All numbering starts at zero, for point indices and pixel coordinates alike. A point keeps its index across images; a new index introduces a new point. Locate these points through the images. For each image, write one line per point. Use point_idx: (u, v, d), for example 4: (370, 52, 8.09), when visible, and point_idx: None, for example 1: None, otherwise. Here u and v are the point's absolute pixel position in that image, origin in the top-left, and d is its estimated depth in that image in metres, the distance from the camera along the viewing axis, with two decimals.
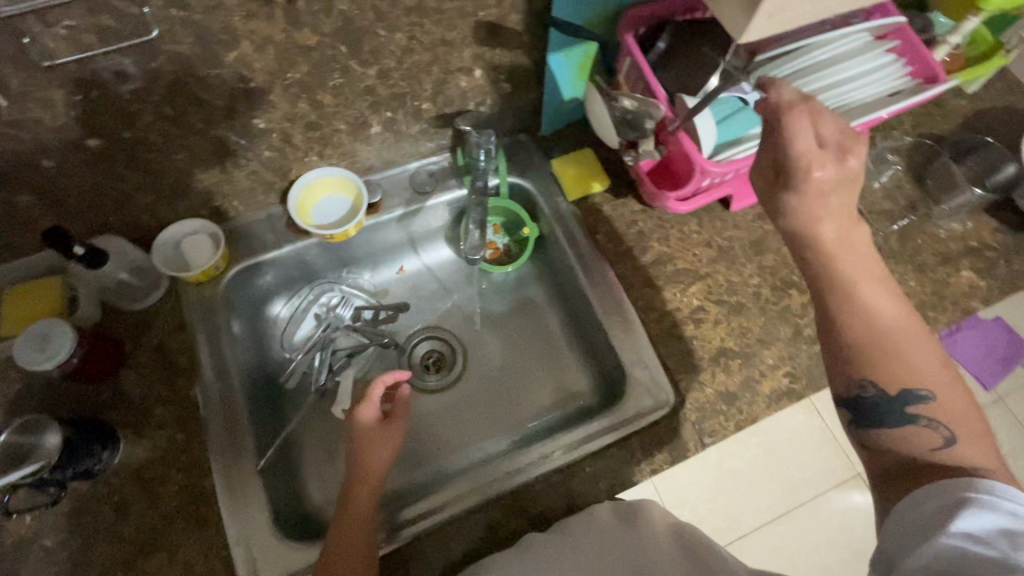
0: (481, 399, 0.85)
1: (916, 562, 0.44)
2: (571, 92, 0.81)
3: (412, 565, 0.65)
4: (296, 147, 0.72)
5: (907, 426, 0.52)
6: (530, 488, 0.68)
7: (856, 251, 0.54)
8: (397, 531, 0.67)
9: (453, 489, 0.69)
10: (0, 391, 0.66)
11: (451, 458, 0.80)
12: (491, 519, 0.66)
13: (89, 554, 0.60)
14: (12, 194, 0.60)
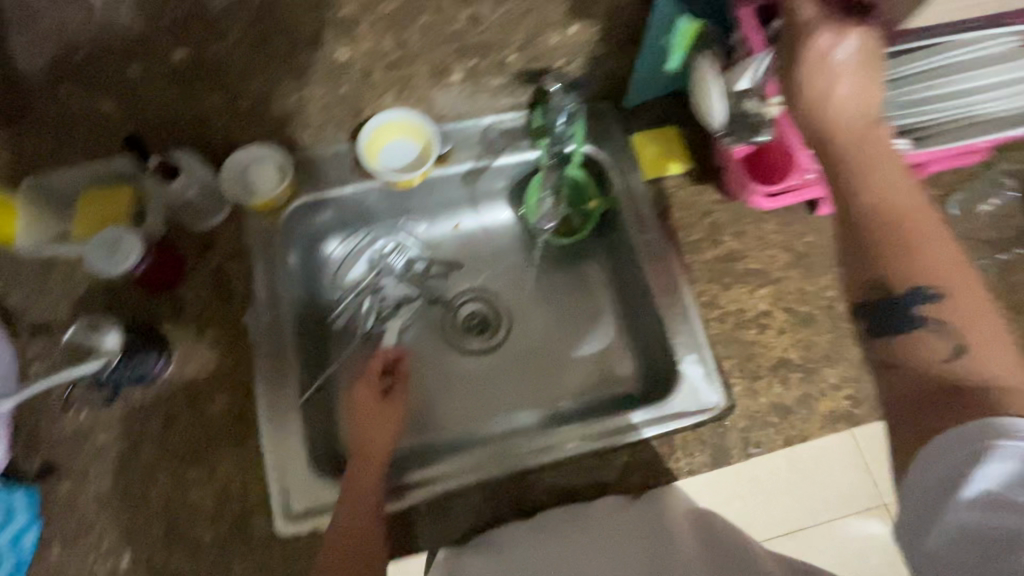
0: (516, 370, 0.83)
1: (937, 540, 0.38)
2: (669, 62, 0.75)
3: (416, 527, 0.64)
4: (374, 85, 0.69)
5: (918, 333, 0.44)
6: (545, 475, 0.67)
7: (879, 146, 0.48)
8: (401, 492, 0.66)
9: (466, 460, 0.68)
10: (68, 289, 0.68)
11: (478, 425, 0.79)
12: (500, 498, 0.66)
13: (136, 455, 0.63)
14: (98, 96, 0.60)
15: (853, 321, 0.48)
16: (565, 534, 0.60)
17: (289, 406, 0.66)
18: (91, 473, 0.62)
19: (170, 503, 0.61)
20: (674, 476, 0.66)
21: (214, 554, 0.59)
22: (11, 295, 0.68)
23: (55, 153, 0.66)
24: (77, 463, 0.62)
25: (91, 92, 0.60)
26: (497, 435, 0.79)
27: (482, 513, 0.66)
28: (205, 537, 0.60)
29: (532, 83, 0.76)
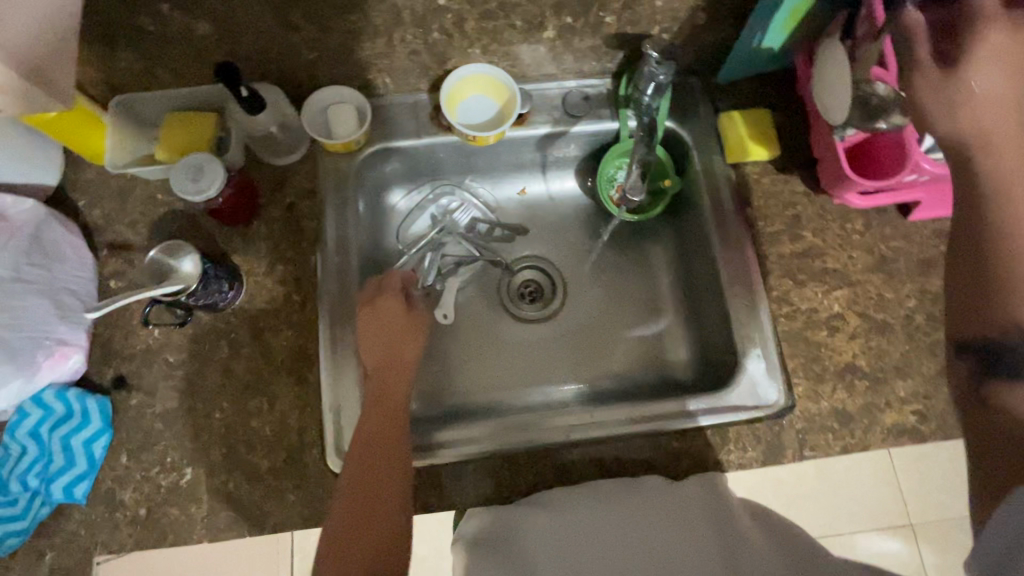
0: (563, 344, 0.82)
1: None
2: (770, 40, 0.71)
3: (444, 486, 0.64)
4: (464, 35, 0.67)
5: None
6: (573, 451, 0.66)
7: None
8: (431, 450, 0.66)
9: (492, 426, 0.68)
10: (147, 210, 0.69)
11: (517, 393, 0.78)
12: (524, 469, 0.65)
13: (203, 379, 0.65)
14: (196, 19, 0.60)
15: (956, 366, 0.42)
16: (586, 513, 0.59)
17: (349, 349, 0.67)
18: (159, 390, 0.64)
19: (231, 428, 0.63)
20: (723, 468, 0.65)
21: (269, 481, 0.62)
22: (93, 210, 0.69)
23: (146, 74, 0.66)
24: (146, 379, 0.64)
25: (187, 15, 0.59)
26: (535, 406, 0.78)
27: (509, 475, 0.65)
28: (262, 464, 0.62)
29: (624, 48, 0.73)
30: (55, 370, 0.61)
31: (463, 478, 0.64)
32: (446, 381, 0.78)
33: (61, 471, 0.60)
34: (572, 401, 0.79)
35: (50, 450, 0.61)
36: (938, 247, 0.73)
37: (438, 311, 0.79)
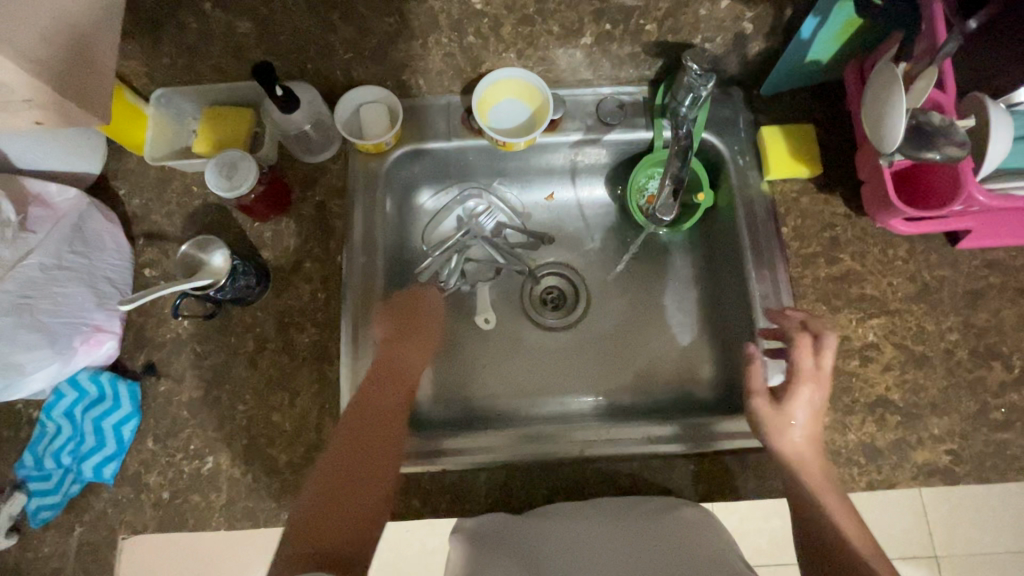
0: (584, 354, 0.81)
1: None
2: (817, 53, 0.68)
3: (444, 490, 0.64)
4: (500, 39, 0.66)
5: None
6: (586, 467, 0.66)
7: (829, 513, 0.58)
8: (437, 454, 0.66)
9: (500, 437, 0.68)
10: (184, 201, 0.71)
11: (536, 403, 0.78)
12: (532, 478, 0.65)
13: (228, 371, 0.66)
14: (236, 17, 0.60)
15: None
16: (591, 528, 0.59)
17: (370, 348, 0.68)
18: (186, 379, 0.66)
19: (253, 420, 0.65)
20: (740, 495, 0.64)
21: (286, 475, 0.63)
22: (133, 200, 0.71)
23: (186, 68, 0.67)
24: (175, 366, 0.66)
25: (228, 13, 0.60)
26: (550, 415, 0.77)
27: (519, 485, 0.65)
28: (280, 457, 0.64)
29: (665, 56, 0.71)
30: (91, 354, 0.63)
31: (470, 484, 0.64)
32: (462, 386, 0.78)
33: (92, 451, 0.63)
34: (588, 414, 0.78)
35: (82, 430, 0.64)
36: (985, 277, 0.69)
37: (478, 316, 0.80)
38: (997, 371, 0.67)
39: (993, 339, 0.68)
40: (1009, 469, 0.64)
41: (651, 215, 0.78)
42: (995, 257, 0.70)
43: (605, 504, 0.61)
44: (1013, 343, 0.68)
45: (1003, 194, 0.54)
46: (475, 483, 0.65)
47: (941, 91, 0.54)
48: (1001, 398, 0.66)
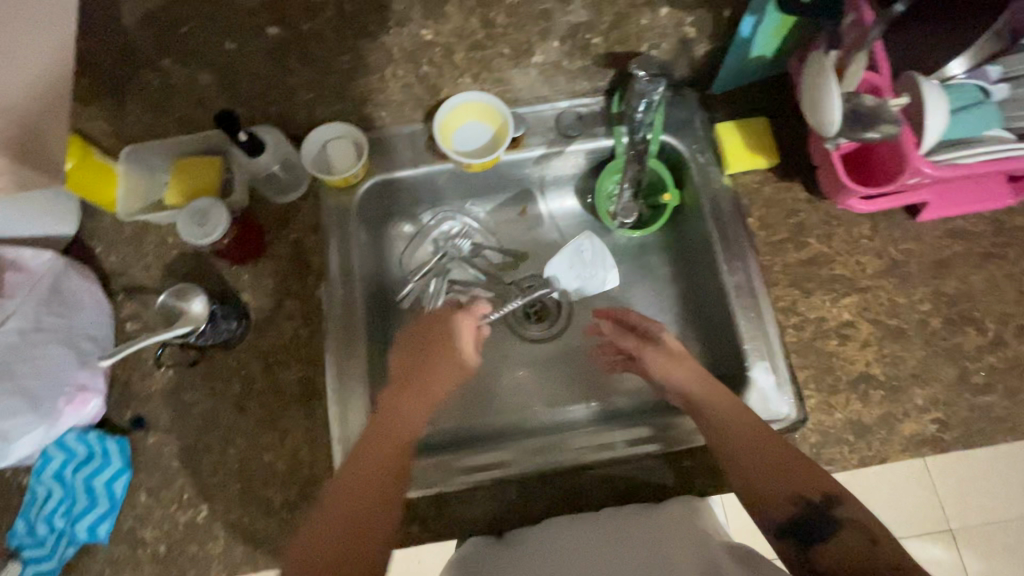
0: (574, 362, 0.81)
1: None
2: (760, 51, 0.70)
3: (454, 508, 0.65)
4: (454, 65, 0.68)
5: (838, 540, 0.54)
6: (592, 471, 0.66)
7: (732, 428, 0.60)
8: (452, 474, 0.67)
9: (509, 452, 0.68)
10: (160, 253, 0.72)
11: (534, 414, 0.79)
12: (539, 489, 0.66)
13: (217, 416, 0.66)
14: (195, 71, 0.62)
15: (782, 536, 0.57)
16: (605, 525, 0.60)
17: (357, 379, 0.68)
18: (176, 428, 0.66)
19: (245, 463, 0.65)
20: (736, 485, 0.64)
21: (284, 515, 0.63)
22: (110, 256, 0.72)
23: (152, 123, 0.69)
24: (164, 417, 0.66)
25: (188, 68, 0.62)
26: (546, 425, 0.77)
27: (529, 497, 0.65)
28: (275, 498, 0.63)
29: (616, 66, 0.73)
30: (78, 414, 0.63)
31: (480, 502, 0.65)
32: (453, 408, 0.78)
33: (85, 511, 0.63)
34: (584, 420, 0.78)
35: (74, 492, 0.63)
36: (949, 247, 0.71)
37: None
38: (972, 337, 0.68)
39: (965, 306, 0.69)
40: (997, 432, 0.65)
41: (615, 216, 0.81)
42: (957, 226, 0.72)
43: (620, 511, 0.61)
44: (984, 308, 0.69)
45: (947, 164, 0.57)
46: (489, 501, 0.65)
47: (876, 73, 0.56)
48: (980, 362, 0.67)
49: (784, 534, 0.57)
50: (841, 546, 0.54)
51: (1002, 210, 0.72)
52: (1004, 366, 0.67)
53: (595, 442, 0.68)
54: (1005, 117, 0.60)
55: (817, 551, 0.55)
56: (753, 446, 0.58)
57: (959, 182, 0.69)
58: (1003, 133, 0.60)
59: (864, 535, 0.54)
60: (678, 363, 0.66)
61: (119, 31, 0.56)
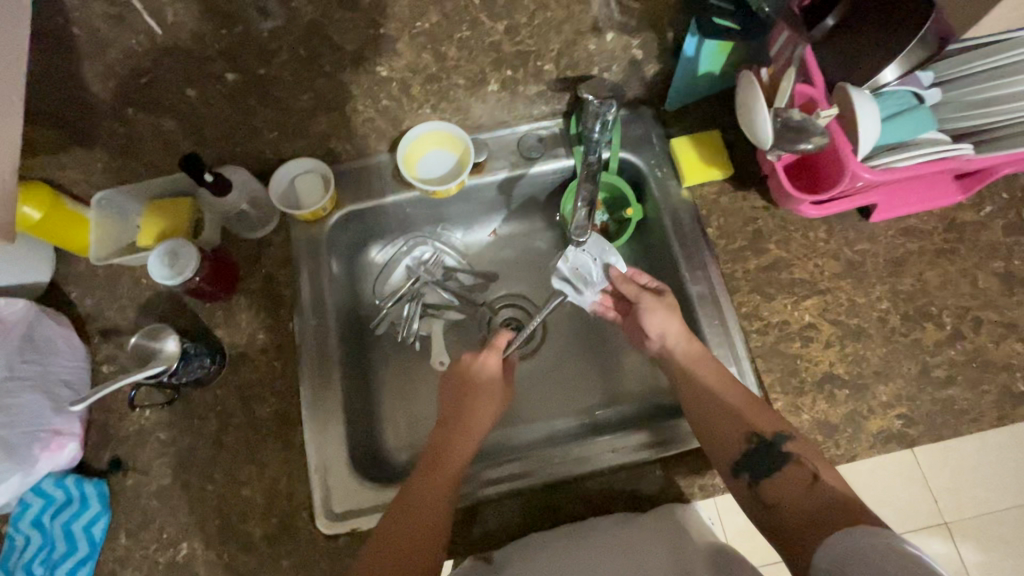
0: (563, 373, 0.83)
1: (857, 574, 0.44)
2: (708, 67, 0.73)
3: (474, 520, 0.66)
4: (413, 98, 0.71)
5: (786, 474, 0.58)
6: (594, 479, 0.67)
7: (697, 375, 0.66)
8: (475, 487, 0.67)
9: (522, 463, 0.68)
10: (134, 294, 0.73)
11: (526, 427, 0.80)
12: (548, 501, 0.66)
13: (194, 453, 0.67)
14: (158, 117, 0.64)
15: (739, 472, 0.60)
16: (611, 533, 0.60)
17: (333, 407, 0.69)
18: (154, 468, 0.67)
19: (223, 498, 0.65)
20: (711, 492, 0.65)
21: (263, 548, 0.63)
22: (84, 301, 0.73)
23: (121, 169, 0.70)
24: (141, 458, 0.67)
25: (151, 115, 0.64)
26: (542, 437, 0.78)
27: (540, 507, 0.66)
28: (255, 532, 0.64)
29: (570, 90, 0.76)
30: (54, 458, 0.64)
31: (500, 514, 0.66)
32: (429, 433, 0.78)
33: (64, 556, 0.63)
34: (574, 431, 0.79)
35: (52, 538, 0.63)
36: (902, 245, 0.73)
37: (433, 359, 0.80)
38: (931, 331, 0.70)
39: (922, 302, 0.71)
40: (961, 424, 0.66)
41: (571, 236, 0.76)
42: (908, 224, 0.74)
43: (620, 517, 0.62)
44: (941, 302, 0.71)
45: (883, 168, 0.59)
46: (504, 513, 0.66)
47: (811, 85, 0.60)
48: (940, 356, 0.69)
49: (739, 471, 0.60)
50: (784, 485, 0.58)
51: (951, 206, 0.75)
52: (964, 358, 0.68)
53: (602, 448, 0.69)
54: (939, 120, 0.63)
55: (766, 484, 0.59)
56: (726, 391, 0.64)
57: (907, 184, 0.72)
58: (940, 135, 0.62)
59: (807, 469, 0.58)
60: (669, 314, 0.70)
61: (81, 86, 0.58)
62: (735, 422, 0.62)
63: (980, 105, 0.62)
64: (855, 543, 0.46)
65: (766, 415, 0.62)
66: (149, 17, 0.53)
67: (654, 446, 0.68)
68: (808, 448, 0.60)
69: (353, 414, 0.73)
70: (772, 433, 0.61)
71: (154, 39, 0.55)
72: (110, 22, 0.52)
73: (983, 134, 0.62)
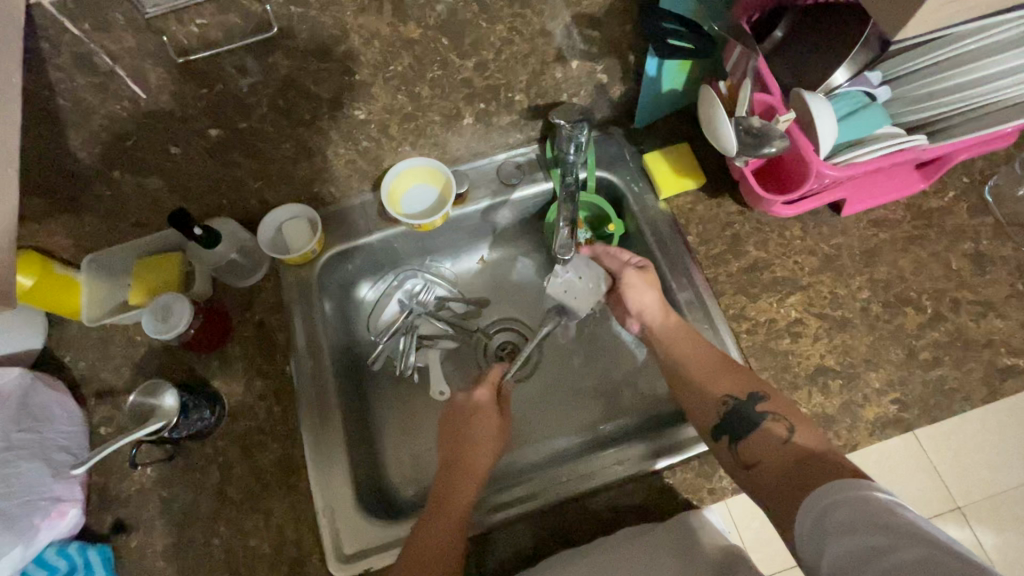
0: (563, 391, 0.83)
1: (843, 532, 0.45)
2: (671, 84, 0.77)
3: (488, 550, 0.65)
4: (391, 137, 0.73)
5: (760, 432, 0.61)
6: (601, 495, 0.67)
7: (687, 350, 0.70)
8: (484, 516, 0.67)
9: (533, 483, 0.68)
10: (128, 352, 0.73)
11: (532, 449, 0.79)
12: (561, 522, 0.66)
13: (198, 508, 0.66)
14: (145, 177, 0.66)
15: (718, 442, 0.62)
16: (606, 547, 0.61)
17: (336, 447, 0.69)
18: (157, 527, 0.66)
19: (231, 551, 0.64)
20: (719, 495, 0.66)
21: None
22: (78, 363, 0.73)
23: (109, 230, 0.71)
24: (144, 517, 0.66)
25: (138, 175, 0.65)
26: (546, 460, 0.79)
27: (555, 529, 0.66)
28: None
29: (541, 117, 0.79)
30: (54, 528, 0.62)
31: (517, 540, 0.66)
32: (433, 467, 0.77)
33: None
34: (579, 450, 0.79)
35: None
36: (875, 236, 0.76)
37: (433, 391, 0.80)
38: (913, 316, 0.72)
39: (901, 288, 0.73)
40: (953, 403, 0.68)
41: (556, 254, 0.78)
42: (878, 216, 0.77)
43: (624, 534, 0.62)
44: (918, 287, 0.73)
45: (846, 164, 0.62)
46: (517, 537, 0.66)
47: (767, 94, 0.63)
48: (924, 339, 0.71)
49: (721, 435, 0.63)
50: (763, 444, 0.60)
51: (916, 195, 0.78)
52: (947, 339, 0.70)
53: (606, 465, 0.69)
54: (890, 116, 0.67)
55: (744, 442, 0.61)
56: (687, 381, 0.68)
57: (872, 177, 0.74)
58: (894, 128, 0.66)
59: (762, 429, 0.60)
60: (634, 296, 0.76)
61: (67, 153, 0.59)
62: (712, 390, 0.66)
63: (929, 98, 0.65)
64: (828, 500, 0.48)
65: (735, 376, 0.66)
66: (133, 82, 0.55)
67: (657, 455, 0.68)
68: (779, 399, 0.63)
69: (356, 452, 0.72)
70: (745, 395, 0.64)
71: (138, 103, 0.57)
72: (94, 90, 0.54)
73: (936, 124, 0.66)
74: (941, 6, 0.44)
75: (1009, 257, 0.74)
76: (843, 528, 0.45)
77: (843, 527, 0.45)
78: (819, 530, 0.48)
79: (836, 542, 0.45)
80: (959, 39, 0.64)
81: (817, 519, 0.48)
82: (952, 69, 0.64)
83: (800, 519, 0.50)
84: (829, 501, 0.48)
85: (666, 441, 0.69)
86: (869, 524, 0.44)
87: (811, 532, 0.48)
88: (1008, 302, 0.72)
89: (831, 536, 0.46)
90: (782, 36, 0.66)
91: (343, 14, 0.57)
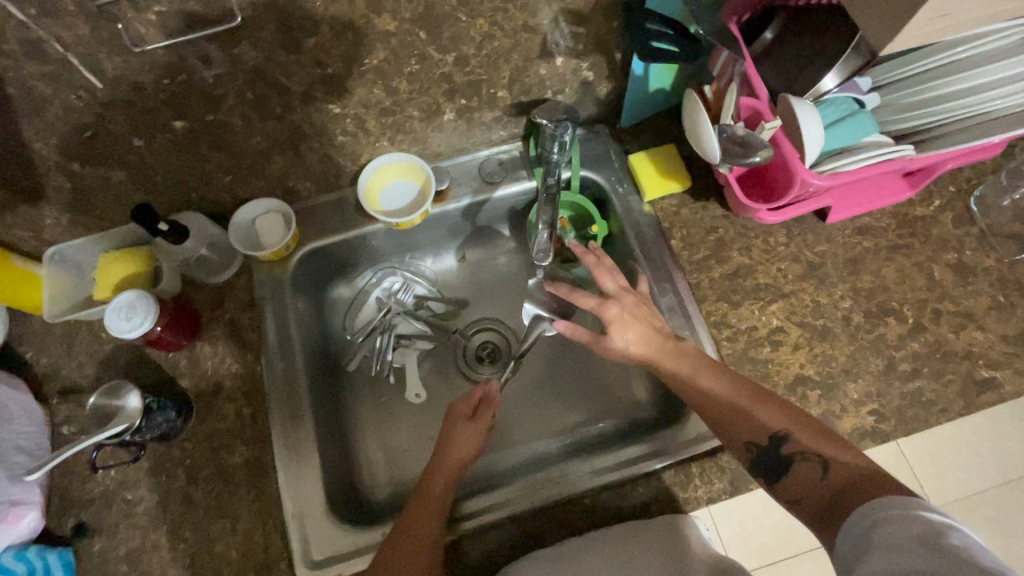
0: (549, 394, 0.82)
1: (885, 555, 0.42)
2: (658, 84, 0.74)
3: (461, 554, 0.64)
4: (368, 132, 0.71)
5: (799, 470, 0.55)
6: (579, 500, 0.66)
7: (711, 380, 0.62)
8: (458, 521, 0.65)
9: (510, 489, 0.67)
10: (92, 350, 0.71)
11: (515, 450, 0.79)
12: (537, 528, 0.66)
13: (163, 511, 0.65)
14: (107, 169, 0.63)
15: (759, 467, 0.57)
16: (580, 555, 0.60)
17: (307, 448, 0.67)
18: (121, 530, 0.64)
19: (197, 555, 0.63)
20: (693, 505, 0.65)
21: None
22: (40, 360, 0.71)
23: (72, 224, 0.69)
24: (107, 521, 0.64)
25: (100, 168, 0.62)
26: (525, 461, 0.78)
27: (531, 535, 0.65)
28: None
29: (525, 114, 0.76)
30: (10, 531, 0.60)
31: (490, 542, 0.65)
32: (408, 467, 0.76)
33: None
34: (557, 454, 0.78)
35: None
36: (859, 244, 0.75)
37: (409, 392, 0.80)
38: (893, 326, 0.71)
39: (883, 297, 0.73)
40: (930, 416, 0.67)
41: (534, 258, 0.75)
42: (863, 223, 0.76)
43: (600, 537, 0.61)
44: (900, 296, 0.73)
45: (832, 173, 0.61)
46: (493, 539, 0.65)
47: (756, 98, 0.62)
48: (903, 350, 0.70)
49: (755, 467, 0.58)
50: (800, 480, 0.55)
51: (902, 203, 0.77)
52: (927, 351, 0.70)
53: (587, 474, 0.67)
54: (878, 123, 0.66)
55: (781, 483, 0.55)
56: (726, 405, 0.61)
57: (858, 184, 0.73)
58: (883, 137, 0.65)
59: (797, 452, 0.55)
60: (629, 322, 0.67)
61: (21, 144, 0.56)
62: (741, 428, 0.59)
63: (916, 107, 0.64)
64: (880, 513, 0.45)
65: (771, 413, 0.59)
66: (88, 72, 0.53)
67: (653, 456, 0.67)
68: (812, 436, 0.56)
69: (330, 450, 0.71)
70: (759, 428, 0.58)
71: (95, 94, 0.54)
72: (47, 79, 0.52)
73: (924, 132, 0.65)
74: (934, 18, 0.43)
75: (991, 268, 0.74)
76: (890, 545, 0.42)
77: (890, 544, 0.43)
78: (861, 546, 0.45)
79: (881, 556, 0.42)
80: (948, 48, 0.63)
81: (861, 534, 0.45)
82: (940, 78, 0.63)
83: (845, 532, 0.47)
84: (879, 516, 0.45)
85: (650, 447, 0.68)
86: (917, 547, 0.41)
87: (853, 545, 0.46)
88: (988, 314, 0.72)
89: (875, 548, 0.43)
90: (773, 37, 0.64)
91: (311, 5, 0.54)
